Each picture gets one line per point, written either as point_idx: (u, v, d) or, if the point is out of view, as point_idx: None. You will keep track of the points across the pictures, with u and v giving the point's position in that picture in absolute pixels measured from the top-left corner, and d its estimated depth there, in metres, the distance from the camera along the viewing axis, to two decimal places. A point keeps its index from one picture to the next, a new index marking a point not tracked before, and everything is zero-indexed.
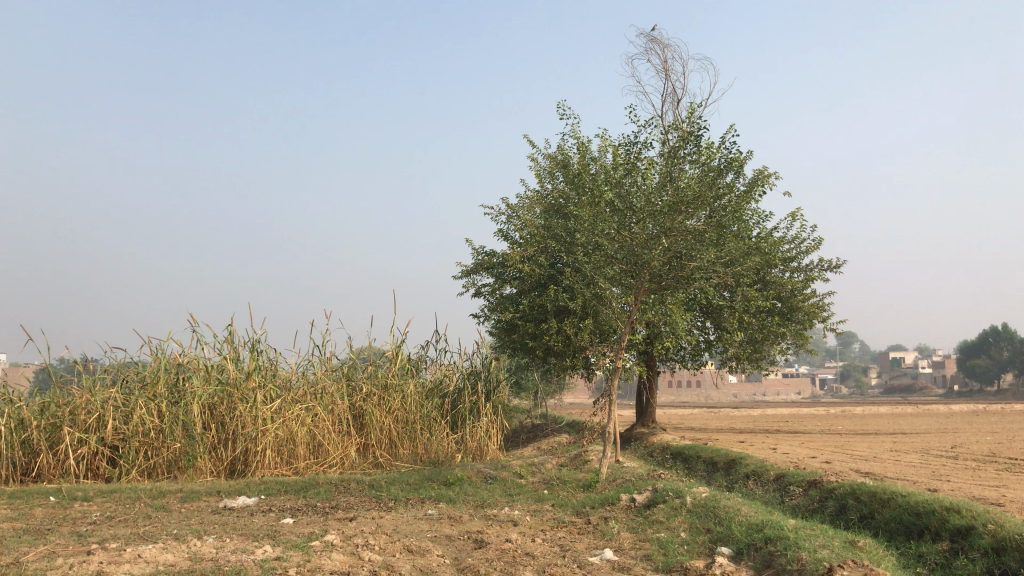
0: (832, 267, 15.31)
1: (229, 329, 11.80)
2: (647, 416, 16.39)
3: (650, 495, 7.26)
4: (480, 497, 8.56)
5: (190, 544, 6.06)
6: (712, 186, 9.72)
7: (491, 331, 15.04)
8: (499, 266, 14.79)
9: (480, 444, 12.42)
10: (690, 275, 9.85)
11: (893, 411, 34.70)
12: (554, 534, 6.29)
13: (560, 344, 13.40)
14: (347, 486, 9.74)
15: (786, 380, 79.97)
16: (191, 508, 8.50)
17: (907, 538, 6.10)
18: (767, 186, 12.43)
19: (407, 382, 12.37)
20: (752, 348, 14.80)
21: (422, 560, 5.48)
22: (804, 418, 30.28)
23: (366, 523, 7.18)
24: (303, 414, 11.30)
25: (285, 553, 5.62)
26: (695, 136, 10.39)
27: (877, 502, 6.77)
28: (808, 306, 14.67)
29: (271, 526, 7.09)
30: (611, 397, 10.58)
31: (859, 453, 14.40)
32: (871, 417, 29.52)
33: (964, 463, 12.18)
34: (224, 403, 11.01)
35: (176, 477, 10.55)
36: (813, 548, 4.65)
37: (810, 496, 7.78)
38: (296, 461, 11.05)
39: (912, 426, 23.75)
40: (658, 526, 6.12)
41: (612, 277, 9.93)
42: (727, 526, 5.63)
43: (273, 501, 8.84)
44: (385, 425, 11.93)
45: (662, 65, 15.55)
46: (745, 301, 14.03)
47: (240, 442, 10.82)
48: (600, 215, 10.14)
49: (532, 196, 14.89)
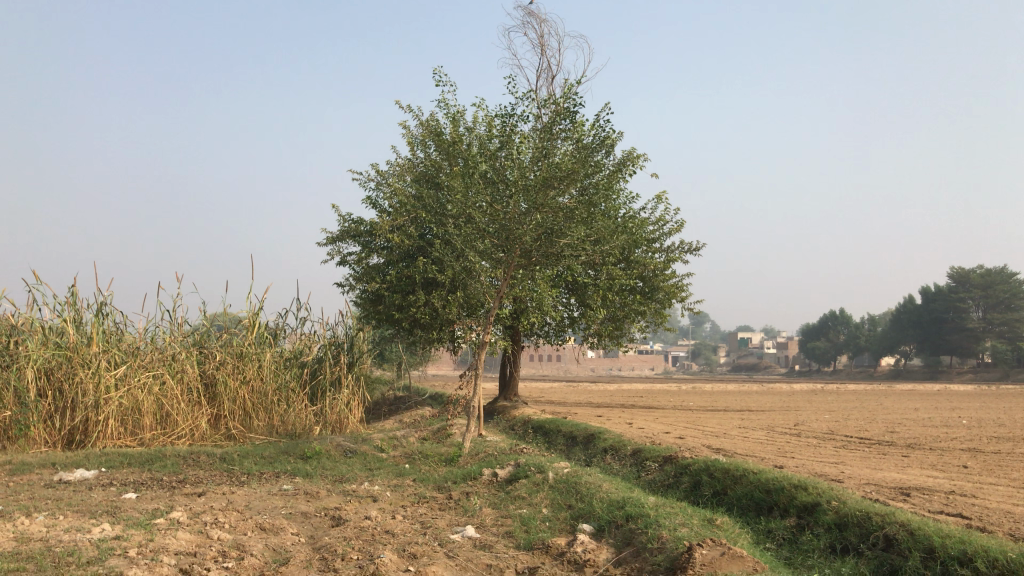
0: (691, 250, 15.80)
1: (71, 289, 11.00)
2: (509, 390, 16.48)
3: (511, 470, 7.24)
4: (339, 471, 8.34)
5: (16, 522, 5.55)
6: (585, 163, 9.75)
7: (356, 300, 14.69)
8: (366, 234, 14.43)
9: (340, 417, 12.11)
10: (559, 252, 9.88)
11: (739, 388, 36.46)
12: (414, 510, 6.16)
13: (426, 317, 13.23)
14: (196, 459, 9.27)
15: (642, 357, 82.75)
16: (21, 482, 7.87)
17: (757, 513, 6.34)
18: (635, 166, 12.62)
19: (265, 351, 11.88)
20: (613, 326, 15.09)
21: (277, 538, 5.22)
22: (658, 393, 31.40)
23: (215, 499, 6.82)
24: (150, 381, 10.66)
25: (125, 532, 5.23)
26: (570, 112, 10.40)
27: (729, 479, 6.99)
28: (668, 286, 15.08)
29: (110, 501, 6.61)
30: (475, 371, 10.52)
31: (710, 428, 14.99)
32: (719, 394, 30.99)
33: (805, 440, 12.86)
34: (62, 369, 10.23)
35: (5, 448, 9.78)
36: (672, 526, 4.71)
37: (664, 472, 7.99)
38: (142, 432, 10.45)
39: (756, 404, 25.04)
40: (520, 502, 6.08)
41: (482, 250, 9.83)
42: (588, 503, 5.66)
43: (113, 474, 8.29)
44: (239, 395, 11.45)
45: (538, 40, 15.47)
46: (609, 280, 14.26)
47: (79, 411, 10.11)
48: (472, 187, 9.99)
49: (404, 164, 14.58)
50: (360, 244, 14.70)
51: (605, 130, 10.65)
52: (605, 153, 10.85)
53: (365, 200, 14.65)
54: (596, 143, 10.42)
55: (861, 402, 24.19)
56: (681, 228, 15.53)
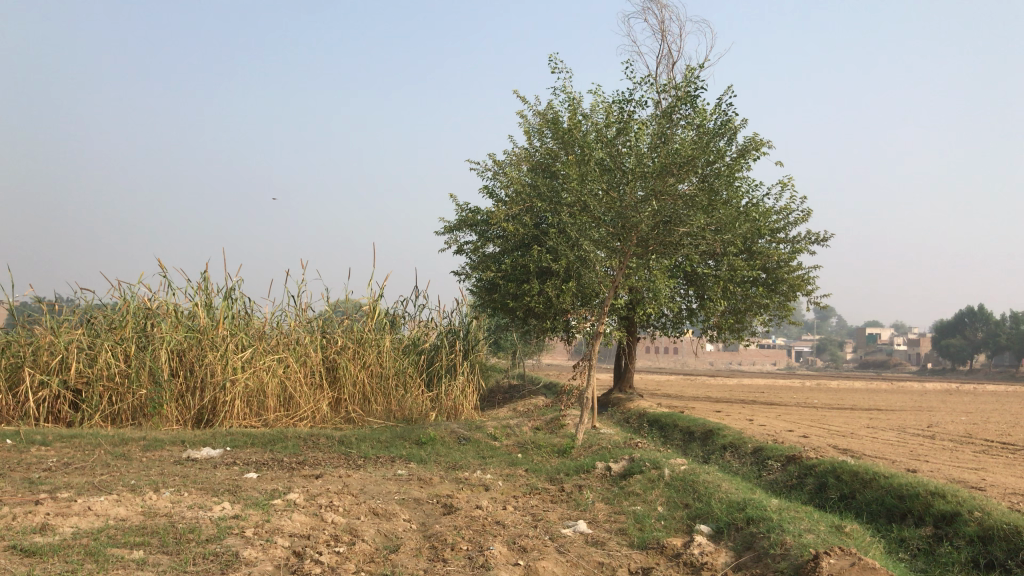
0: (819, 241, 15.13)
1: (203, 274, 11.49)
2: (624, 382, 16.23)
3: (626, 464, 7.07)
4: (452, 458, 8.35)
5: (145, 497, 5.77)
6: (705, 149, 9.42)
7: (472, 289, 14.77)
8: (483, 224, 14.46)
9: (455, 403, 12.16)
10: (677, 241, 9.59)
11: (867, 386, 34.79)
12: (526, 502, 6.07)
13: (541, 306, 13.15)
14: (316, 441, 9.48)
15: (762, 352, 80.41)
16: (153, 458, 8.24)
17: (889, 520, 5.95)
18: (759, 154, 12.12)
19: (383, 337, 12.07)
20: (734, 318, 14.63)
21: (388, 524, 5.23)
22: (779, 389, 30.39)
23: (332, 482, 6.93)
24: (275, 364, 10.99)
25: (244, 512, 5.35)
26: (692, 97, 10.07)
27: (859, 483, 6.60)
28: (793, 278, 14.47)
29: (232, 481, 6.81)
30: (591, 361, 10.36)
31: (835, 427, 14.32)
32: (844, 392, 29.69)
33: (940, 443, 12.09)
34: (193, 350, 10.66)
35: (140, 424, 10.26)
36: (798, 532, 4.43)
37: (788, 472, 7.63)
38: (266, 413, 10.79)
39: (886, 403, 23.81)
40: (634, 498, 5.88)
41: (598, 239, 9.66)
42: (706, 502, 5.42)
43: (238, 453, 8.58)
44: (359, 379, 11.67)
45: (658, 25, 15.10)
46: (730, 271, 13.82)
47: (208, 391, 10.51)
48: (589, 175, 9.80)
49: (520, 153, 14.54)
50: (476, 233, 14.74)
51: (728, 115, 10.26)
52: (728, 139, 10.46)
53: (482, 190, 14.71)
54: (718, 129, 10.06)
55: (1004, 405, 22.61)
56: (808, 218, 14.90)
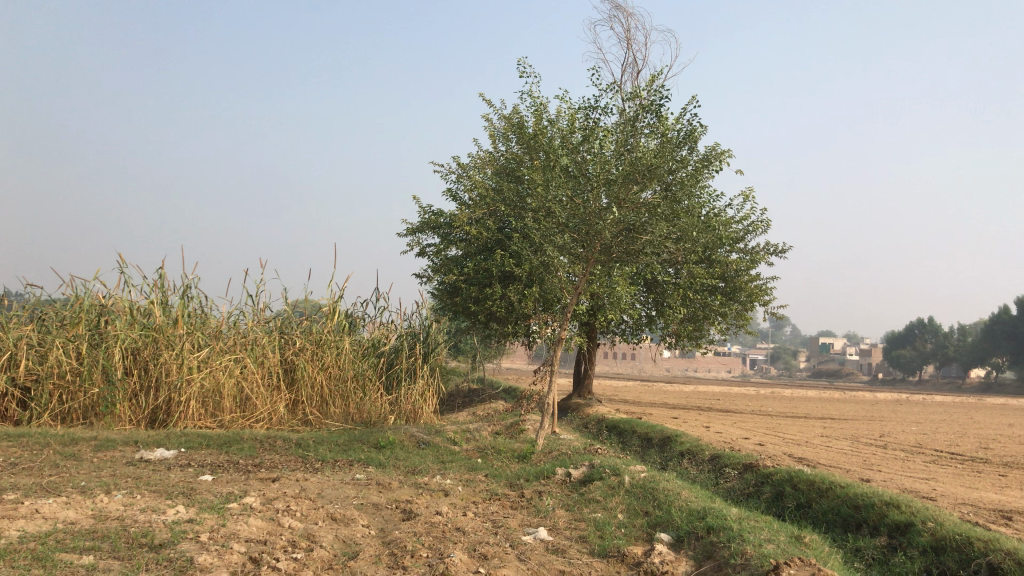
0: (777, 251, 15.32)
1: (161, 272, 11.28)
2: (584, 387, 16.27)
3: (586, 471, 7.07)
4: (411, 463, 8.29)
5: (96, 499, 5.63)
6: (668, 158, 9.48)
7: (433, 292, 14.71)
8: (446, 227, 14.40)
9: (414, 407, 12.08)
10: (640, 249, 9.64)
11: (820, 395, 35.31)
12: (486, 508, 6.04)
13: (502, 311, 13.13)
14: (272, 443, 9.35)
15: (718, 359, 81.26)
16: (105, 458, 8.05)
17: (844, 530, 6.02)
18: (721, 164, 12.23)
19: (343, 339, 11.95)
20: (693, 326, 14.76)
21: (346, 530, 5.16)
22: (733, 397, 30.70)
23: (289, 486, 6.82)
24: (232, 365, 10.83)
25: (199, 516, 5.24)
26: (656, 105, 10.12)
27: (815, 492, 6.68)
28: (751, 287, 14.63)
29: (187, 483, 6.67)
30: (552, 367, 10.36)
31: (790, 435, 14.50)
32: (798, 400, 30.10)
33: (892, 453, 12.30)
34: (148, 349, 10.45)
35: (91, 424, 10.03)
36: (758, 542, 4.46)
37: (745, 480, 7.70)
38: (222, 414, 10.62)
39: (838, 411, 24.17)
40: (595, 505, 5.88)
41: (561, 245, 9.68)
42: (666, 511, 5.43)
43: (192, 455, 8.42)
44: (317, 381, 11.54)
45: (624, 33, 15.19)
46: (690, 278, 13.93)
47: (162, 391, 10.31)
48: (554, 181, 9.81)
49: (485, 157, 14.53)
50: (439, 236, 14.69)
51: (692, 124, 10.34)
52: (691, 148, 10.54)
53: (445, 192, 14.68)
54: (681, 137, 10.14)
55: (951, 416, 23.11)
56: (768, 229, 15.08)
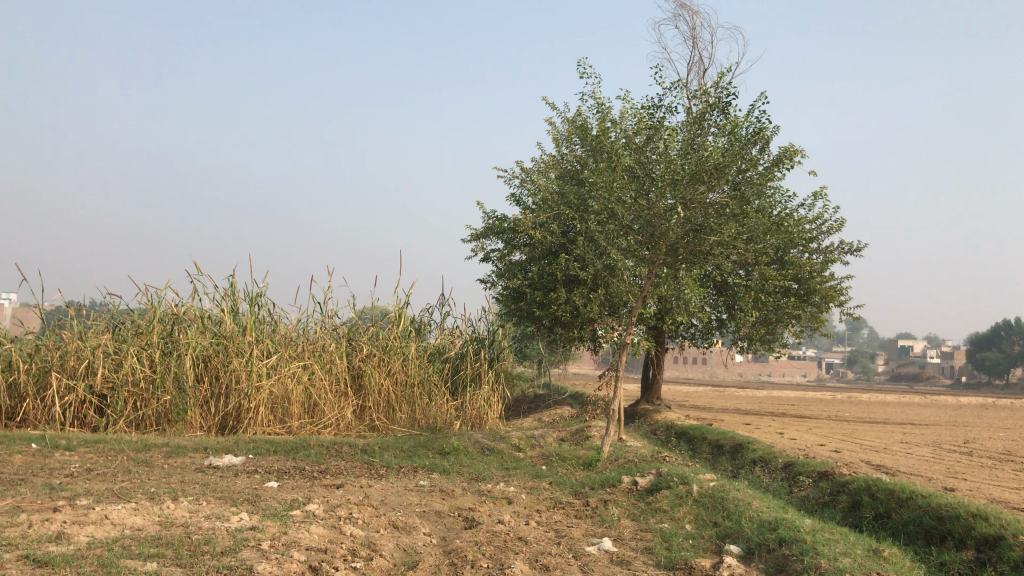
0: (852, 251, 14.83)
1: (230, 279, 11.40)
2: (652, 392, 16.01)
3: (653, 479, 6.89)
4: (475, 469, 8.23)
5: (163, 506, 5.69)
6: (736, 157, 9.24)
7: (498, 297, 14.66)
8: (509, 231, 14.33)
9: (479, 412, 12.03)
10: (708, 250, 9.40)
11: (899, 399, 34.18)
12: (550, 516, 5.92)
13: (568, 315, 13.00)
14: (338, 449, 9.39)
15: (791, 363, 79.52)
16: (175, 464, 8.19)
17: (927, 542, 5.72)
18: (793, 163, 11.89)
19: (408, 345, 11.98)
20: (765, 329, 14.38)
21: (407, 538, 5.10)
22: (808, 402, 29.94)
23: (353, 492, 6.82)
24: (300, 371, 10.95)
25: (262, 523, 5.26)
26: (723, 103, 9.88)
27: (894, 501, 6.38)
28: (826, 288, 14.20)
29: (253, 489, 6.73)
30: (618, 372, 10.18)
31: (868, 441, 14.01)
32: (876, 406, 29.17)
33: (978, 460, 11.74)
34: (219, 356, 10.64)
35: (165, 430, 10.24)
36: (833, 555, 4.24)
37: (820, 489, 7.41)
38: (290, 420, 10.73)
39: (919, 417, 23.28)
40: (661, 515, 5.70)
41: (626, 247, 9.50)
42: (736, 521, 5.23)
43: (260, 461, 8.51)
44: (384, 387, 11.59)
45: (690, 31, 14.92)
46: (761, 280, 13.60)
47: (233, 397, 10.47)
48: (617, 182, 9.64)
49: (548, 161, 14.45)
50: (503, 241, 14.64)
51: (761, 121, 10.05)
52: (760, 146, 10.26)
53: (509, 197, 14.64)
54: (750, 135, 9.88)
55: None
56: (842, 227, 14.61)
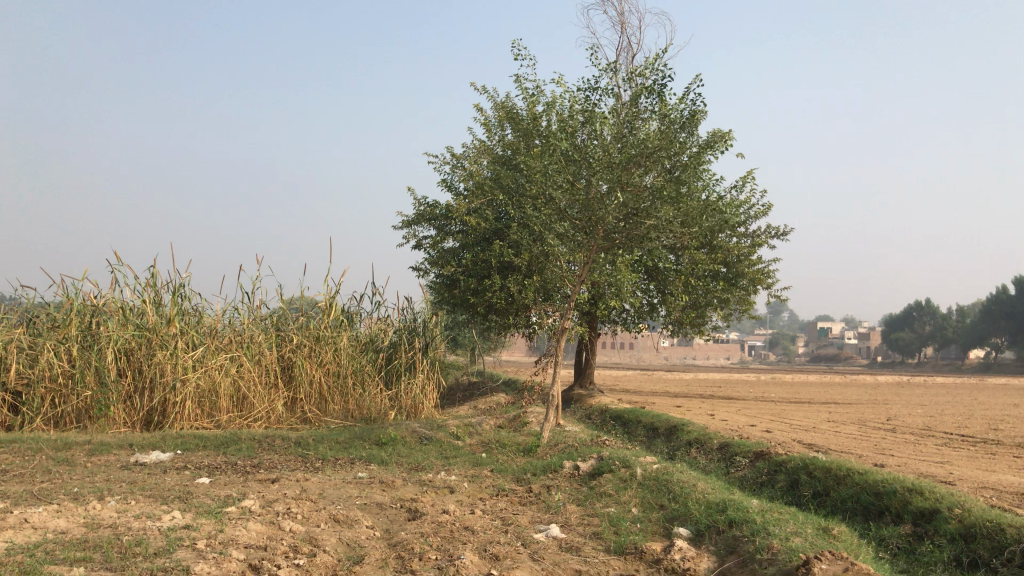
0: (779, 235, 15.11)
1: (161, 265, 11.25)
2: (585, 378, 16.06)
3: (595, 464, 6.86)
4: (414, 459, 8.08)
5: (88, 506, 5.40)
6: (670, 140, 9.25)
7: (430, 285, 14.49)
8: (441, 218, 14.16)
9: (414, 402, 11.87)
10: (644, 234, 9.40)
11: (818, 379, 35.21)
12: (494, 505, 5.83)
13: (502, 302, 12.90)
14: (271, 443, 9.12)
15: (716, 347, 81.24)
16: (98, 463, 7.83)
17: (865, 518, 5.83)
18: (722, 148, 11.98)
19: (340, 334, 11.72)
20: (695, 312, 14.54)
21: (350, 532, 4.94)
22: (735, 383, 30.58)
23: (289, 486, 6.61)
24: (227, 363, 10.60)
25: (195, 521, 5.03)
26: (657, 87, 9.88)
27: (832, 479, 6.49)
28: (753, 272, 14.43)
29: (183, 486, 6.46)
30: (554, 358, 10.14)
31: (796, 421, 14.33)
32: (799, 386, 29.95)
33: (902, 436, 12.09)
34: (141, 349, 10.22)
35: (85, 427, 9.80)
36: (784, 535, 4.25)
37: (757, 469, 7.50)
38: (219, 414, 10.39)
39: (841, 396, 23.98)
40: (607, 500, 5.65)
41: (562, 232, 9.43)
42: (682, 504, 5.21)
43: (189, 457, 8.20)
44: (316, 378, 11.32)
45: (619, 18, 14.91)
46: (692, 265, 13.74)
47: (157, 391, 10.08)
48: (552, 166, 9.56)
49: (479, 146, 14.32)
50: (435, 228, 14.45)
51: (694, 105, 10.09)
52: (693, 129, 10.31)
53: (441, 183, 14.48)
54: (683, 119, 9.90)
55: (955, 398, 22.90)
56: (769, 212, 14.87)
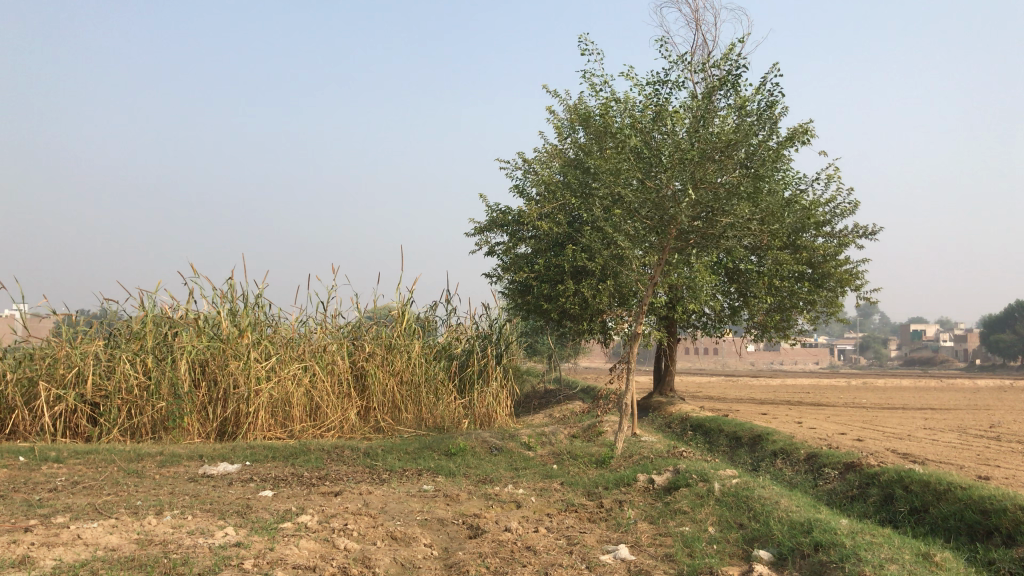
0: (867, 234, 14.37)
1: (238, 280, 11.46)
2: (665, 385, 15.57)
3: (670, 477, 6.47)
4: (483, 471, 7.82)
5: (144, 521, 5.30)
6: (746, 133, 8.79)
7: (504, 291, 14.23)
8: (514, 224, 13.90)
9: (488, 410, 11.64)
10: (721, 233, 8.93)
11: (914, 384, 33.71)
12: (562, 521, 5.51)
13: (576, 308, 12.55)
14: (340, 453, 8.98)
15: (803, 351, 78.97)
16: (168, 474, 7.82)
17: (970, 539, 5.30)
18: (804, 142, 11.40)
19: (413, 343, 11.57)
20: (779, 316, 13.90)
21: (406, 551, 4.69)
22: (823, 389, 29.52)
23: (351, 500, 6.42)
24: (300, 373, 10.56)
25: (247, 539, 4.84)
26: (731, 79, 9.44)
27: (931, 494, 5.95)
28: (841, 273, 13.72)
29: (244, 500, 6.32)
30: (629, 365, 9.75)
31: (890, 428, 13.54)
32: (892, 390, 28.79)
33: (1008, 445, 11.28)
34: (216, 360, 10.26)
35: (161, 438, 9.84)
36: (879, 561, 3.80)
37: (847, 481, 6.99)
38: (292, 424, 10.34)
39: (938, 401, 22.81)
40: (681, 518, 5.26)
41: (633, 234, 9.04)
42: (763, 522, 4.79)
43: (256, 468, 8.12)
44: (388, 387, 11.18)
45: (693, 15, 14.45)
46: (775, 266, 13.15)
47: (230, 402, 10.07)
48: (622, 166, 9.20)
49: (551, 150, 14.04)
50: (507, 234, 14.21)
51: (773, 96, 9.58)
52: (772, 121, 9.79)
53: (513, 189, 14.27)
54: (760, 111, 9.41)
55: None
56: (856, 210, 14.15)
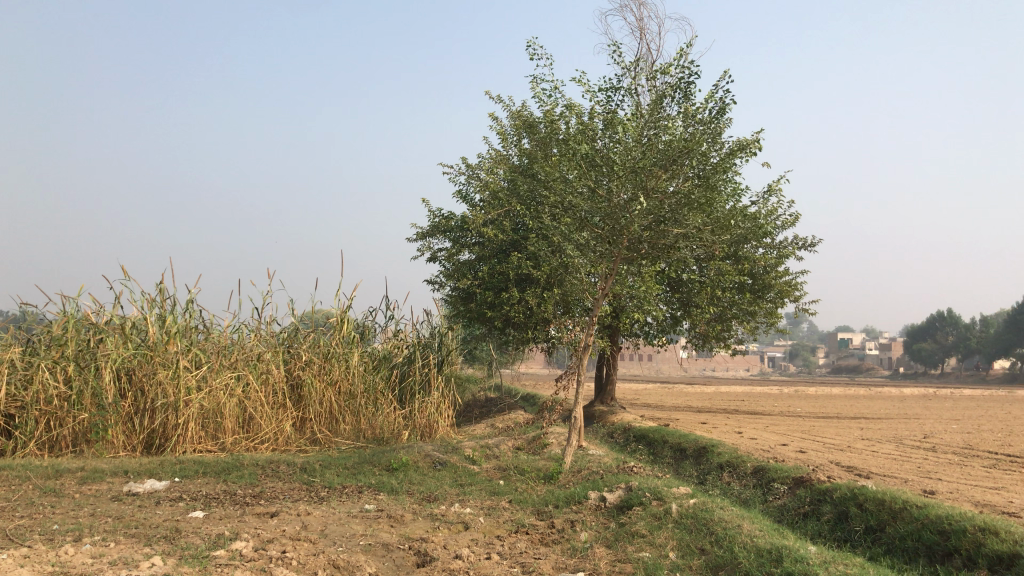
0: (806, 245, 14.44)
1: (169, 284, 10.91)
2: (606, 394, 15.44)
3: (622, 495, 6.26)
4: (426, 488, 7.50)
5: (59, 551, 4.83)
6: (697, 142, 8.68)
7: (446, 299, 13.93)
8: (457, 230, 13.60)
9: (429, 421, 11.30)
10: (671, 243, 8.80)
11: (842, 392, 34.31)
12: (514, 545, 5.24)
13: (520, 316, 12.32)
14: (275, 468, 8.54)
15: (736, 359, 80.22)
16: (88, 492, 7.31)
17: (930, 561, 5.20)
18: (751, 152, 11.36)
19: (352, 351, 11.17)
20: (721, 326, 13.90)
21: None
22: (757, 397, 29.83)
23: (288, 522, 6.04)
24: (233, 383, 10.09)
25: (176, 570, 4.45)
26: (682, 86, 9.33)
27: (887, 513, 5.85)
28: (780, 284, 13.76)
29: (172, 523, 5.89)
30: (576, 376, 9.53)
31: (828, 438, 13.61)
32: (823, 398, 29.28)
33: (944, 456, 11.39)
34: (142, 369, 9.71)
35: (82, 452, 9.28)
36: None
37: (799, 497, 6.87)
38: (223, 436, 9.85)
39: (868, 410, 23.16)
40: (639, 542, 5.04)
41: (582, 243, 8.86)
42: (727, 548, 4.60)
43: (186, 486, 7.65)
44: (326, 397, 10.77)
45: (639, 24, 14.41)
46: (718, 276, 13.13)
47: (157, 413, 9.55)
48: (571, 174, 9.02)
49: (495, 155, 13.80)
50: (450, 240, 13.90)
51: (722, 104, 9.50)
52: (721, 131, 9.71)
53: (456, 194, 14.00)
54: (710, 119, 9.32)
55: (987, 411, 22.01)
56: (796, 222, 14.21)
